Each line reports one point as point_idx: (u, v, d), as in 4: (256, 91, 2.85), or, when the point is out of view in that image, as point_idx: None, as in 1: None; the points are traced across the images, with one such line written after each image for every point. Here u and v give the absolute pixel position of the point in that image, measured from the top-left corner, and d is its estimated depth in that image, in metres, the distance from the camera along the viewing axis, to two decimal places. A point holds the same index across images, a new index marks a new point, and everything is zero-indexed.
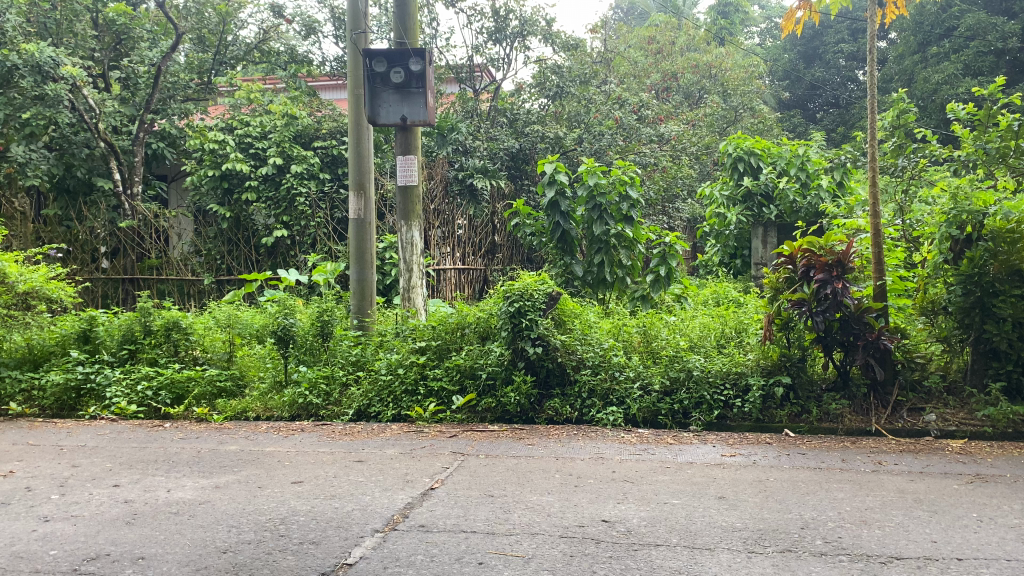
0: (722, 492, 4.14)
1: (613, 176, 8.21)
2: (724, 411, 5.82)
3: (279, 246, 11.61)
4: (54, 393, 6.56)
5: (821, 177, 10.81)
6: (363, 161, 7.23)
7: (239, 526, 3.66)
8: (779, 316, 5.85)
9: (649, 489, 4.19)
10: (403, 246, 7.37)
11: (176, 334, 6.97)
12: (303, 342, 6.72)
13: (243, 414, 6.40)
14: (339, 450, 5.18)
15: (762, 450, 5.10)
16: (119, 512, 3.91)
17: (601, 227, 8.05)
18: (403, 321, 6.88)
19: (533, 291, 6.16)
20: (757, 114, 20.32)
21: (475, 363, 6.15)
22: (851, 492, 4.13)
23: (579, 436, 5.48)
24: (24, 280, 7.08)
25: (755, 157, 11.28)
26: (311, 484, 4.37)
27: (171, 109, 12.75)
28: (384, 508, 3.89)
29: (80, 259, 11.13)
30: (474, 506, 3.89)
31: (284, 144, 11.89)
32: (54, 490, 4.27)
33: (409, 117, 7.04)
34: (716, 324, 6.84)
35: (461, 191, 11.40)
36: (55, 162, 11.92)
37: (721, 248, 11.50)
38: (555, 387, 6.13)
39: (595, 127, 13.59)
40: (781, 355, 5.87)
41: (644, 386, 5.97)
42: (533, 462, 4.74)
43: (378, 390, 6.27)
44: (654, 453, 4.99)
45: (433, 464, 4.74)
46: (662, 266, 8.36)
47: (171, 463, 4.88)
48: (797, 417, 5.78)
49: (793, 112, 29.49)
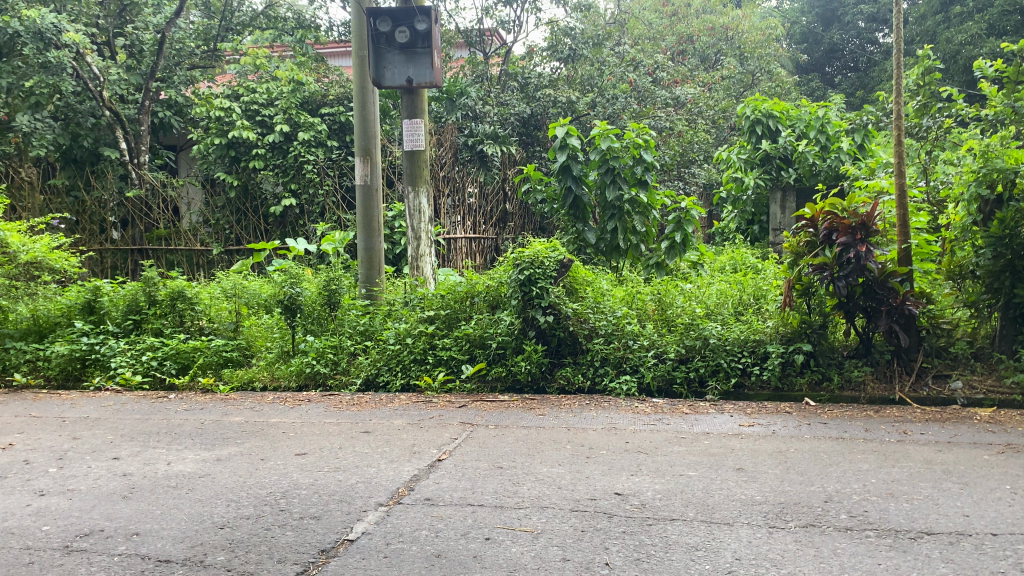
0: (741, 464, 3.97)
1: (627, 139, 7.93)
2: (741, 379, 5.63)
3: (288, 215, 11.57)
4: (59, 363, 6.48)
5: (842, 140, 10.49)
6: (369, 126, 7.02)
7: (239, 500, 3.54)
8: (799, 281, 5.65)
9: (663, 461, 4.03)
10: (410, 213, 7.18)
11: (181, 305, 6.84)
12: (310, 311, 6.61)
13: (249, 384, 6.28)
14: (345, 421, 5.05)
15: (782, 419, 4.92)
16: (116, 485, 3.80)
17: (614, 192, 7.81)
18: (412, 289, 6.69)
19: (544, 259, 6.00)
20: (775, 78, 19.87)
21: (485, 332, 6.01)
22: (875, 463, 3.95)
23: (592, 406, 5.32)
24: (25, 250, 6.96)
25: (773, 120, 10.99)
26: (315, 456, 4.24)
27: (177, 78, 12.60)
28: (389, 481, 3.75)
29: (88, 231, 11.07)
30: (482, 479, 3.74)
31: (291, 111, 11.69)
32: (52, 464, 4.17)
33: (415, 78, 6.84)
34: (734, 292, 6.63)
35: (470, 158, 10.98)
36: (61, 132, 11.61)
37: (738, 214, 11.25)
38: (567, 356, 5.97)
39: (609, 91, 13.29)
40: (802, 323, 5.68)
41: (659, 354, 5.79)
42: (544, 433, 4.58)
43: (386, 359, 6.12)
44: (669, 423, 4.82)
45: (440, 435, 4.60)
46: (678, 232, 8.10)
47: (173, 435, 4.76)
48: (818, 385, 5.58)
49: (811, 75, 28.86)
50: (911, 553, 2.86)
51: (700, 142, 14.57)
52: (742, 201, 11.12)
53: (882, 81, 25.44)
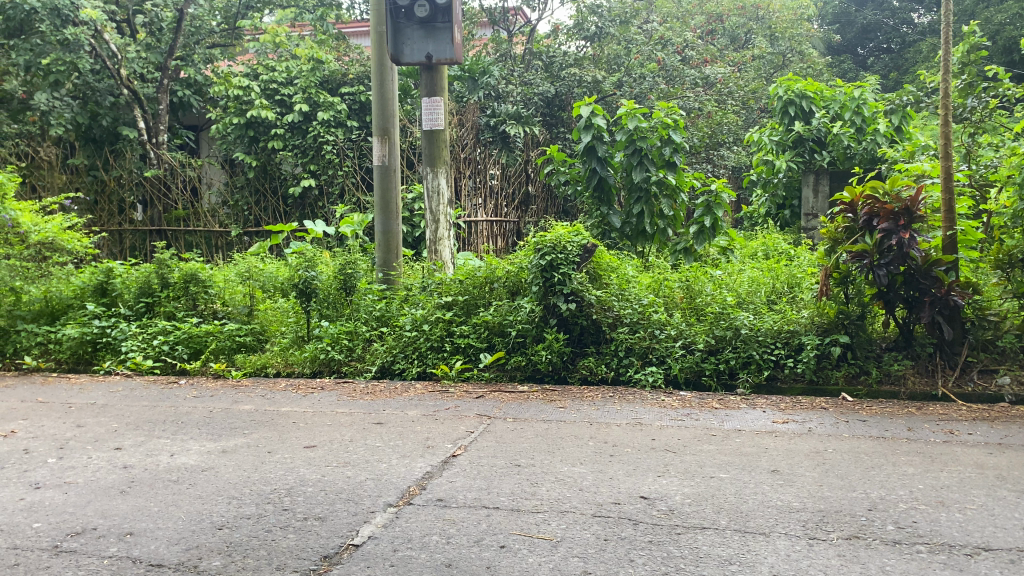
0: (777, 465, 3.71)
1: (655, 118, 7.59)
2: (774, 372, 5.36)
3: (308, 196, 11.35)
4: (71, 347, 6.34)
5: (878, 122, 10.08)
6: (388, 105, 6.76)
7: (241, 498, 3.34)
8: (836, 270, 5.37)
9: (692, 461, 3.77)
10: (429, 194, 6.93)
11: (194, 287, 6.65)
12: (325, 296, 6.40)
13: (262, 369, 6.09)
14: (358, 411, 4.84)
15: (818, 416, 4.64)
16: (115, 479, 3.62)
17: (641, 174, 7.53)
18: (430, 274, 6.45)
19: (566, 243, 5.75)
20: (807, 59, 19.34)
21: (505, 319, 5.77)
22: (921, 467, 3.66)
23: (616, 398, 5.07)
24: (37, 231, 6.94)
25: (806, 101, 10.60)
26: (324, 450, 4.03)
27: (196, 57, 12.19)
28: (400, 479, 3.53)
29: (107, 211, 11.07)
30: (498, 478, 3.51)
31: (310, 90, 11.46)
32: (52, 454, 4.01)
33: (435, 55, 6.56)
34: (766, 279, 6.33)
35: (492, 139, 10.99)
36: (80, 110, 11.54)
37: (769, 198, 10.84)
38: (590, 346, 5.72)
39: (635, 70, 12.93)
40: (839, 313, 5.38)
41: (687, 345, 5.50)
42: (565, 428, 4.34)
43: (402, 346, 5.91)
44: (698, 419, 4.56)
45: (456, 429, 4.37)
46: (706, 216, 7.70)
47: (179, 424, 4.58)
48: (854, 379, 5.29)
49: (844, 56, 28.09)
50: (969, 573, 2.59)
51: (730, 124, 14.14)
52: (772, 184, 10.72)
53: (918, 62, 24.67)
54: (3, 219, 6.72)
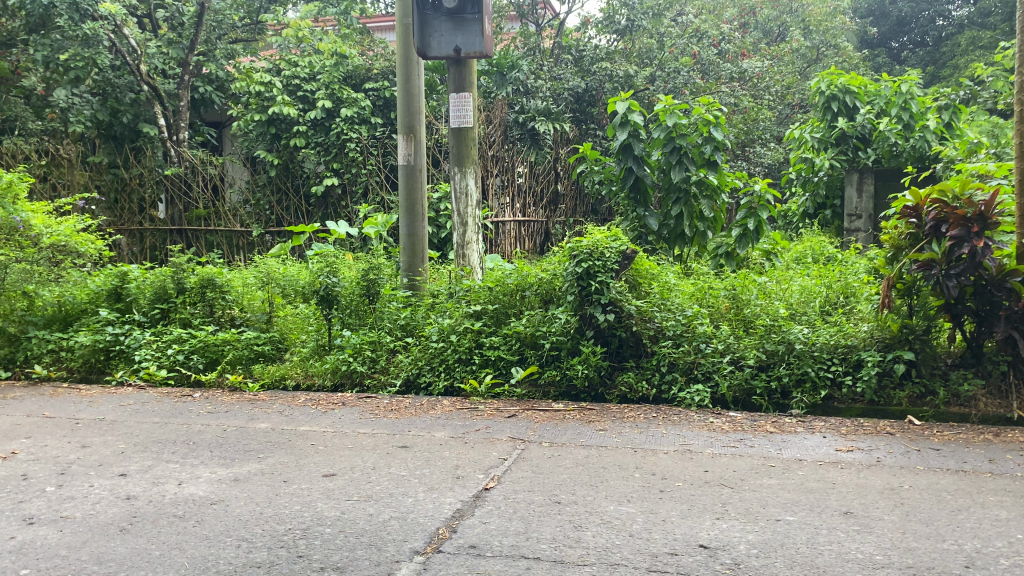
0: (849, 506, 3.30)
1: (696, 114, 7.12)
2: (831, 391, 4.93)
3: (330, 195, 11.04)
4: (83, 355, 6.05)
5: (928, 117, 9.52)
6: (414, 101, 6.40)
7: (251, 540, 3.00)
8: (900, 280, 4.91)
9: (754, 500, 3.37)
10: (456, 195, 6.55)
11: (210, 293, 6.39)
12: (348, 303, 6.07)
13: (281, 381, 5.77)
14: (380, 432, 4.49)
15: (885, 443, 4.21)
16: (116, 513, 3.29)
17: (680, 173, 7.08)
18: (458, 280, 6.11)
19: (604, 249, 5.36)
20: (842, 53, 18.73)
21: (538, 330, 5.38)
22: (1015, 510, 3.23)
23: (660, 420, 4.67)
24: (48, 233, 6.63)
25: (851, 95, 10.05)
26: (345, 479, 3.68)
27: (218, 52, 11.94)
28: (427, 518, 3.17)
29: (127, 209, 10.73)
30: (537, 519, 3.14)
31: (333, 85, 11.15)
32: (51, 481, 3.70)
33: (463, 48, 6.19)
34: (819, 288, 5.91)
35: (521, 136, 10.61)
36: (100, 107, 11.34)
37: (809, 198, 10.22)
38: (629, 360, 5.32)
39: (669, 63, 12.48)
40: (902, 328, 4.93)
41: (736, 360, 5.10)
42: (608, 456, 3.96)
43: (428, 358, 5.55)
44: (753, 446, 4.16)
45: (487, 455, 4.01)
46: (750, 218, 7.25)
47: (190, 446, 4.26)
48: (919, 400, 4.83)
49: (878, 49, 27.33)
50: None
51: (765, 120, 13.64)
52: (813, 183, 10.13)
53: (956, 56, 23.91)
54: (14, 221, 6.34)
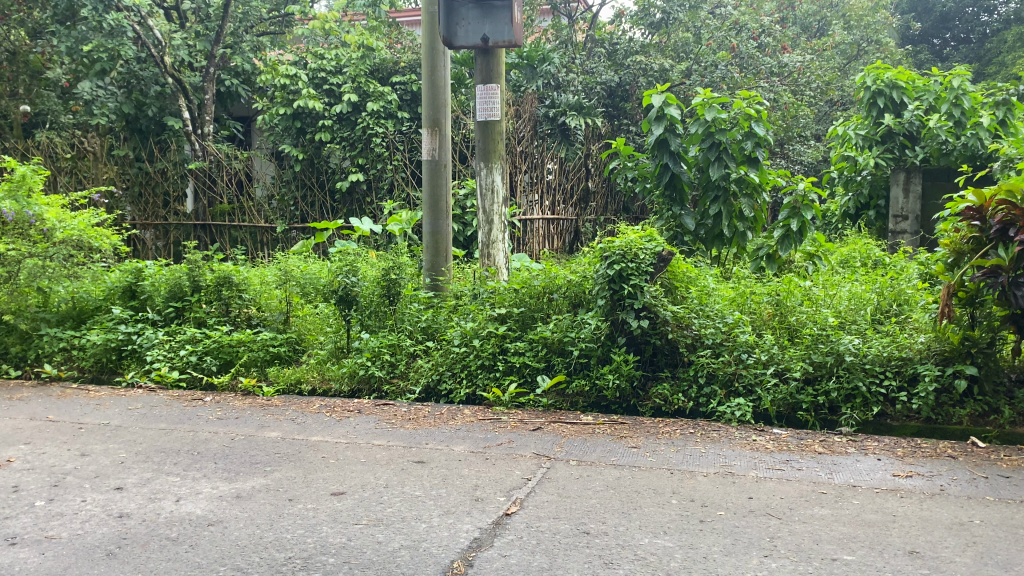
0: (913, 544, 2.93)
1: (736, 109, 6.74)
2: (883, 407, 4.55)
3: (356, 191, 10.77)
4: (94, 354, 5.86)
5: (980, 114, 9.02)
6: (439, 93, 6.09)
7: (246, 571, 2.71)
8: (962, 287, 4.47)
9: (805, 534, 3.02)
10: (481, 192, 6.21)
11: (226, 292, 6.13)
12: (367, 304, 5.78)
13: (296, 385, 5.50)
14: (396, 444, 4.20)
15: (949, 468, 3.82)
16: (105, 534, 3.03)
17: (719, 171, 6.70)
18: (482, 281, 5.81)
19: (638, 250, 5.01)
20: (883, 48, 18.14)
21: (566, 337, 5.06)
22: None
23: (698, 437, 4.33)
24: (62, 227, 6.38)
25: (898, 91, 9.53)
26: (354, 499, 3.39)
27: (245, 45, 11.73)
28: (441, 549, 2.87)
29: (151, 203, 10.54)
30: (563, 553, 2.82)
31: (359, 79, 10.90)
32: (42, 494, 3.45)
33: (492, 36, 5.87)
34: (869, 294, 5.52)
35: (551, 131, 10.20)
36: (125, 99, 11.24)
37: (852, 197, 9.73)
38: (664, 369, 4.98)
39: (706, 57, 12.12)
40: (964, 340, 4.50)
41: (780, 371, 4.73)
42: (641, 478, 3.63)
43: (449, 363, 5.24)
44: (800, 469, 3.79)
45: (509, 474, 3.69)
46: (793, 218, 6.80)
47: (193, 456, 4.00)
48: (982, 419, 4.43)
49: (920, 45, 26.51)
50: None
51: (805, 117, 13.15)
52: (856, 181, 9.62)
53: (1003, 52, 23.10)
54: (26, 216, 6.22)
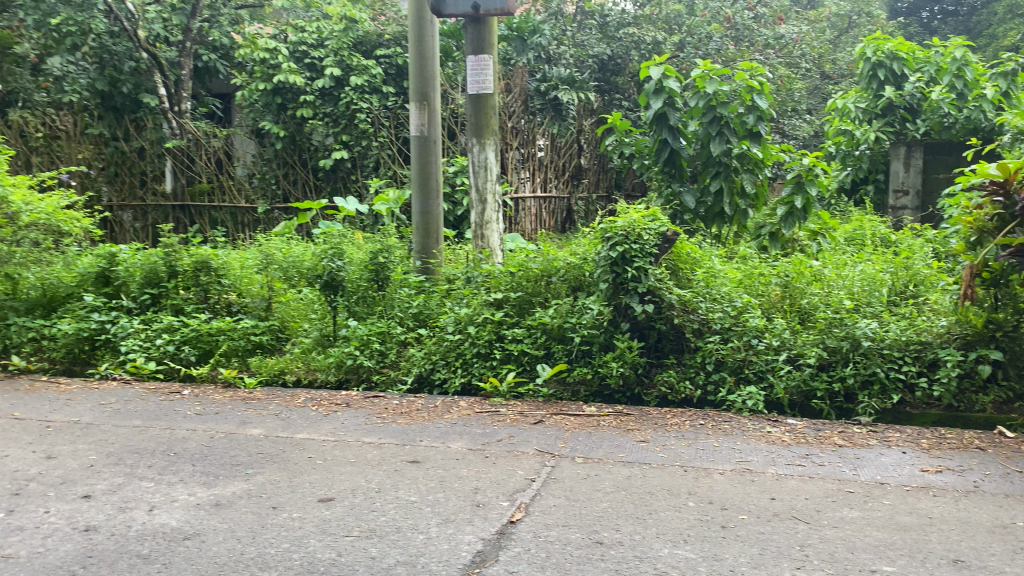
0: (956, 551, 2.69)
1: (738, 80, 6.40)
2: (903, 394, 4.32)
3: (340, 168, 10.39)
4: (66, 344, 5.53)
5: (983, 85, 8.75)
6: (428, 66, 5.75)
7: None
8: (986, 268, 4.17)
9: (838, 541, 2.77)
10: (474, 170, 5.89)
11: (205, 277, 5.81)
12: (354, 289, 5.47)
13: (279, 376, 5.21)
14: (388, 442, 3.92)
15: (979, 462, 3.58)
16: (68, 552, 2.74)
17: (720, 146, 6.36)
18: (476, 264, 5.51)
19: (642, 230, 4.73)
20: (875, 21, 17.83)
21: (566, 323, 4.76)
22: None
23: (709, 429, 4.07)
24: (29, 211, 5.95)
25: (899, 62, 9.23)
26: (345, 506, 3.11)
27: (222, 18, 11.39)
28: (439, 565, 2.59)
29: (128, 183, 10.21)
30: (576, 569, 2.56)
31: (342, 52, 10.47)
32: (1, 505, 3.15)
33: (482, 4, 5.53)
34: (882, 275, 5.27)
35: (542, 106, 9.69)
36: (98, 76, 10.82)
37: (850, 172, 9.33)
38: (670, 355, 4.72)
39: (699, 28, 11.81)
40: (988, 324, 4.24)
41: (793, 358, 4.48)
42: (655, 477, 3.37)
43: (443, 351, 4.96)
44: (823, 465, 3.54)
45: (512, 475, 3.42)
46: (797, 195, 6.46)
47: (169, 458, 3.70)
48: (1006, 406, 4.21)
49: (908, 19, 26.17)
50: None
51: (800, 90, 12.84)
52: (855, 156, 9.26)
53: (993, 25, 22.79)
54: None
